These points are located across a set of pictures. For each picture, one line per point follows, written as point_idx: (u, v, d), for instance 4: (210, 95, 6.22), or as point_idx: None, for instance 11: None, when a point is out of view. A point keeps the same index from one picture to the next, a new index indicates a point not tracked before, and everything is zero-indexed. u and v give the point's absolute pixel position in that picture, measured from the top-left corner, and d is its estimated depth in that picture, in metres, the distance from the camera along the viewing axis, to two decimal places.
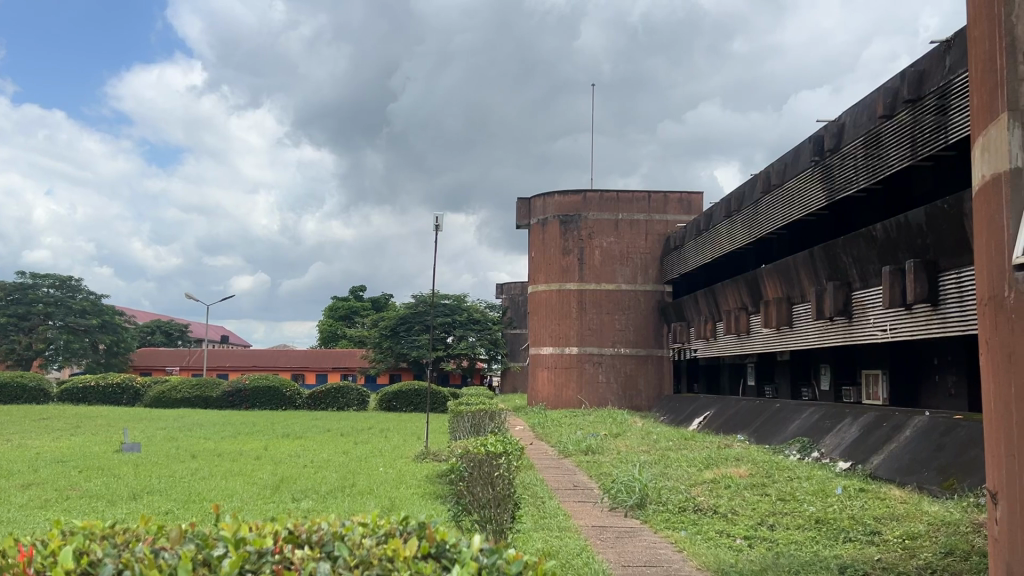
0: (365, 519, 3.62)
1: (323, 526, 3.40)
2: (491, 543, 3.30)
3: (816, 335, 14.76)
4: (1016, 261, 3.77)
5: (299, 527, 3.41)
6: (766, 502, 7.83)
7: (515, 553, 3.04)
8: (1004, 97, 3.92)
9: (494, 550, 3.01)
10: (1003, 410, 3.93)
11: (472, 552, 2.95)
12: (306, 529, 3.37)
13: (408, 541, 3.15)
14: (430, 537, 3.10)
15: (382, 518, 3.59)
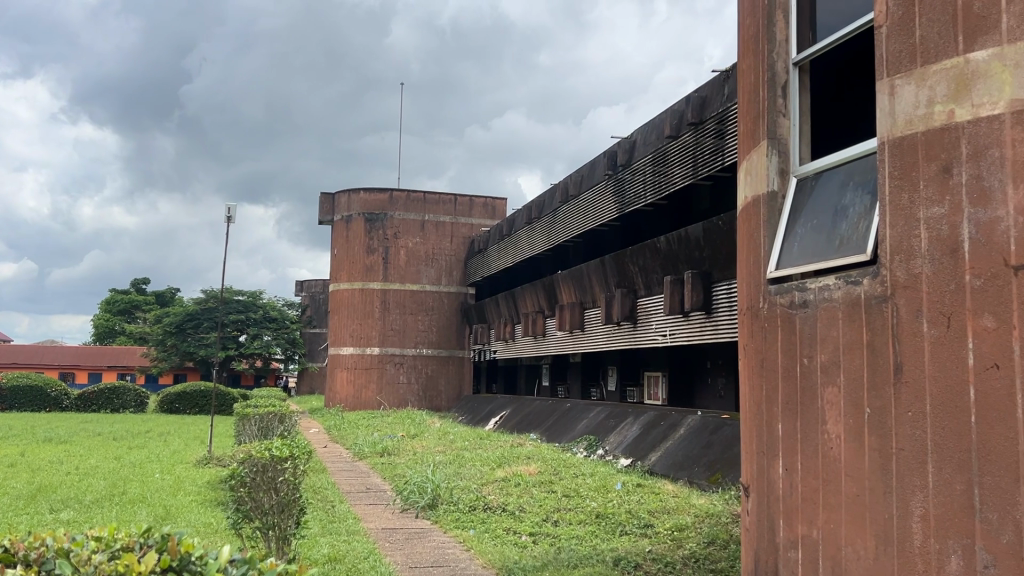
0: (97, 532, 3.35)
1: (47, 542, 3.11)
2: (241, 551, 3.19)
3: (605, 338, 15.56)
4: (770, 274, 4.17)
5: (17, 545, 3.10)
6: (552, 498, 8.13)
7: (267, 562, 2.97)
8: (764, 126, 4.31)
9: (244, 561, 2.91)
10: (755, 409, 4.34)
11: (220, 565, 2.84)
12: (26, 547, 3.07)
13: (146, 555, 2.95)
14: (172, 550, 2.94)
15: (119, 532, 3.33)
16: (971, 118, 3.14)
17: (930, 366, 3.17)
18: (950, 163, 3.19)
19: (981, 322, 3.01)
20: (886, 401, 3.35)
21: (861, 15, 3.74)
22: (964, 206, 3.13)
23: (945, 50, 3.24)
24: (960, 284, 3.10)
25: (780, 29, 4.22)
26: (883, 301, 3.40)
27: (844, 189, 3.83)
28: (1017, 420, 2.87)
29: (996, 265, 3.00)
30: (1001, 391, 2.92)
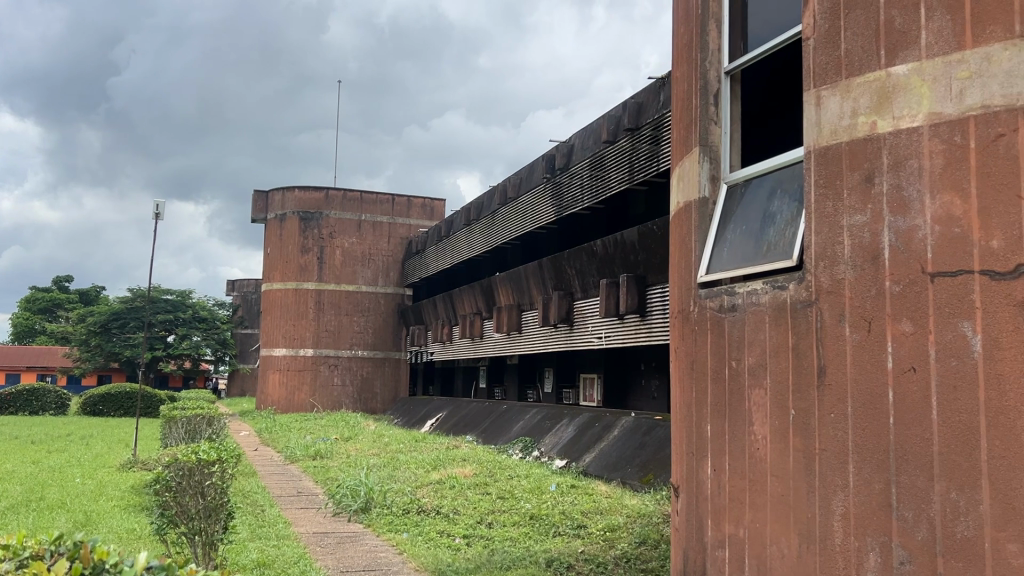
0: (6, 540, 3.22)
1: None
2: (158, 558, 3.11)
3: (541, 340, 15.65)
4: (700, 279, 4.25)
5: None
6: (487, 500, 8.13)
7: (185, 569, 2.91)
8: (696, 133, 4.39)
9: (161, 568, 2.84)
10: (685, 411, 4.41)
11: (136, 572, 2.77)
12: None
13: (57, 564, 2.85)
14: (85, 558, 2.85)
15: (25, 541, 3.19)
16: (892, 130, 3.26)
17: (852, 369, 3.28)
18: (872, 173, 3.31)
19: (899, 327, 3.14)
20: (810, 402, 3.45)
21: (790, 27, 3.85)
22: (884, 215, 3.25)
23: (868, 63, 3.35)
24: (881, 290, 3.22)
25: (713, 38, 4.31)
26: (807, 306, 3.50)
27: (772, 197, 3.93)
28: (930, 421, 3.01)
29: (914, 271, 3.13)
30: (917, 393, 3.06)
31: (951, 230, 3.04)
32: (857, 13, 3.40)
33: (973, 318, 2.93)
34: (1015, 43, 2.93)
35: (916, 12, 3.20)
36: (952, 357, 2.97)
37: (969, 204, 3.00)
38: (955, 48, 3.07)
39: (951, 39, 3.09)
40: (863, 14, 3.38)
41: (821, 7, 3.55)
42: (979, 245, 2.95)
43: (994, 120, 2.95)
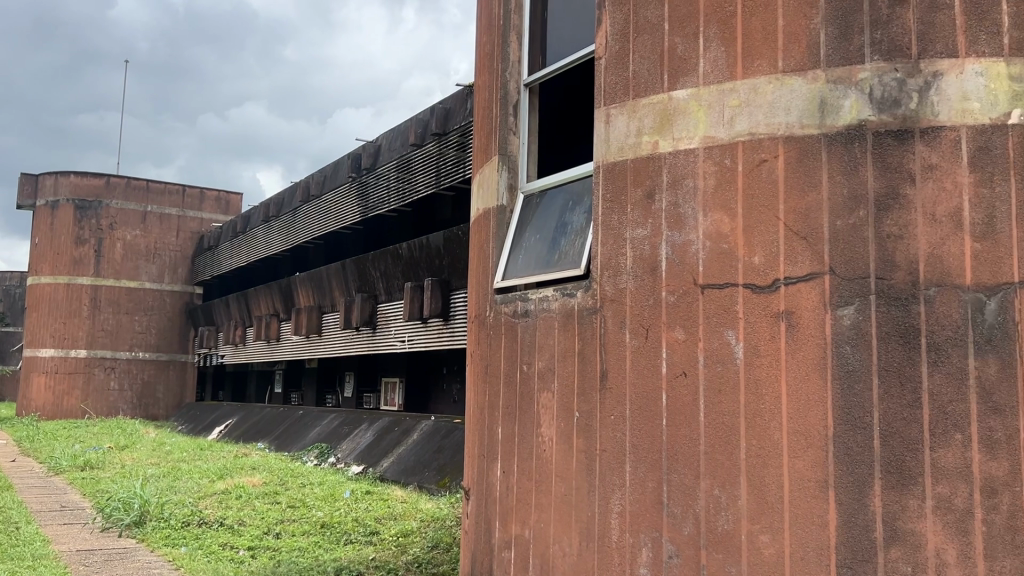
0: None
1: None
2: None
3: (342, 343, 15.33)
4: (497, 284, 4.32)
5: None
6: (275, 509, 7.81)
7: None
8: (495, 141, 4.45)
9: None
10: (478, 414, 4.46)
11: None
12: None
13: None
14: None
15: None
16: (671, 150, 3.48)
17: (631, 373, 3.47)
18: (653, 190, 3.51)
19: (673, 334, 3.36)
20: (592, 405, 3.59)
21: (585, 46, 4.02)
22: (662, 229, 3.46)
23: (653, 85, 3.56)
24: (658, 299, 3.43)
25: (513, 50, 4.40)
26: (594, 313, 3.65)
27: (565, 208, 4.07)
28: (697, 422, 3.25)
29: (687, 283, 3.36)
30: (687, 396, 3.29)
31: (719, 246, 3.29)
32: (644, 37, 3.60)
33: (736, 326, 3.20)
34: (778, 77, 3.24)
35: (696, 41, 3.44)
36: (718, 362, 3.23)
37: (736, 223, 3.27)
38: (728, 78, 3.35)
39: (724, 68, 3.36)
40: (649, 38, 3.59)
41: (612, 29, 3.73)
42: (743, 259, 3.23)
43: (758, 146, 3.25)
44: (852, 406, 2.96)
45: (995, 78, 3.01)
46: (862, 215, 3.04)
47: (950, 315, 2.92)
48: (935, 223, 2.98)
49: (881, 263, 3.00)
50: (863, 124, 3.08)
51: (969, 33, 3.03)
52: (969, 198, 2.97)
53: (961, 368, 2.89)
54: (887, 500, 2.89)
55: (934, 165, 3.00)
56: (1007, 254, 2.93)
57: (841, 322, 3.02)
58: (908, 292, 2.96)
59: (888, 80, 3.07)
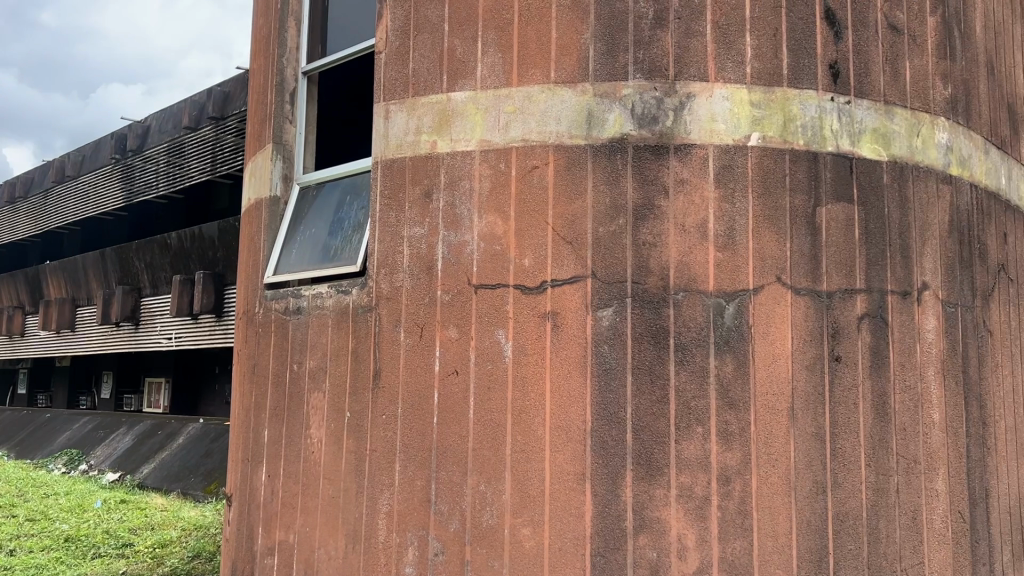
0: None
1: None
2: None
3: (99, 339, 14.07)
4: (267, 280, 4.14)
5: None
6: (10, 524, 6.99)
7: None
8: (269, 129, 4.25)
9: None
10: (243, 416, 4.24)
11: None
12: None
13: None
14: None
15: None
16: (449, 151, 3.49)
17: (403, 372, 3.44)
18: (430, 189, 3.51)
19: (447, 333, 3.38)
20: (363, 404, 3.53)
21: (366, 39, 3.96)
22: (439, 229, 3.46)
23: (432, 85, 3.56)
24: (432, 298, 3.43)
25: (291, 36, 4.24)
26: (368, 311, 3.58)
27: (342, 202, 3.97)
28: (467, 419, 3.29)
29: (461, 283, 3.39)
30: (458, 394, 3.32)
31: (493, 247, 3.35)
32: (424, 36, 3.60)
33: (506, 326, 3.28)
34: (550, 87, 3.35)
35: (474, 45, 3.49)
36: (488, 360, 3.29)
37: (508, 225, 3.34)
38: (504, 84, 3.42)
39: (501, 74, 3.43)
40: (429, 37, 3.58)
41: (392, 24, 3.68)
42: (514, 262, 3.31)
43: (530, 153, 3.34)
44: (608, 402, 3.13)
45: (738, 104, 3.31)
46: (622, 224, 3.22)
47: (695, 318, 3.19)
48: (685, 233, 3.23)
49: (638, 269, 3.20)
50: (625, 138, 3.27)
51: (718, 60, 3.33)
52: (714, 212, 3.25)
53: (703, 367, 3.16)
54: (637, 490, 3.08)
55: (686, 179, 3.25)
56: (744, 263, 3.25)
57: (600, 323, 3.18)
58: (660, 296, 3.19)
59: (649, 98, 3.28)
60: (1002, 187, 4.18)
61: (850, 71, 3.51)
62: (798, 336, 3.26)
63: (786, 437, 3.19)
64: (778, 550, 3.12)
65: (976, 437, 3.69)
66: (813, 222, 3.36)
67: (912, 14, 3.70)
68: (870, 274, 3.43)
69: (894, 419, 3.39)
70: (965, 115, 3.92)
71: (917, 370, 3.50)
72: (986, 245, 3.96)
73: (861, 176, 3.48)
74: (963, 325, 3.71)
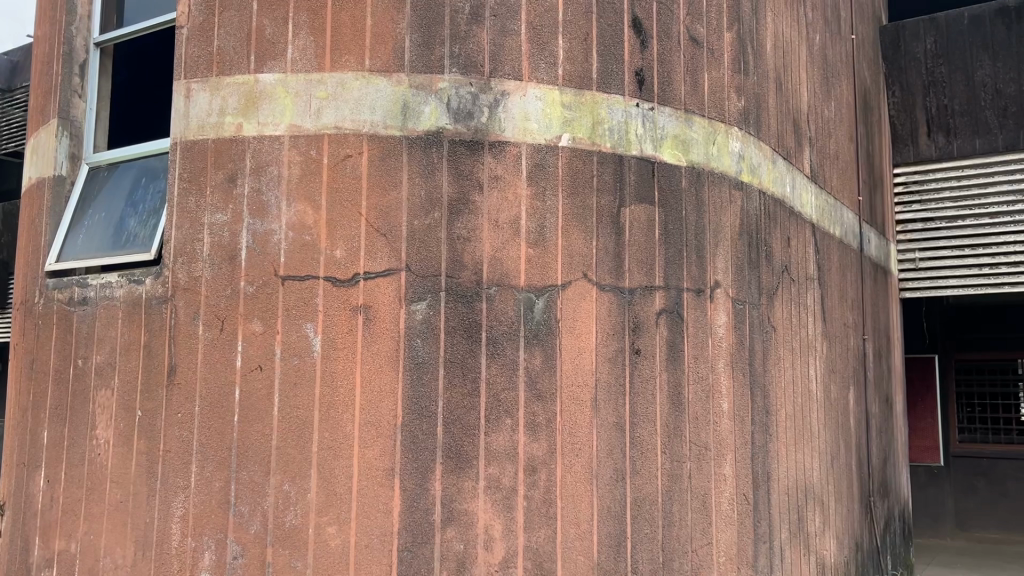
0: None
1: None
2: None
3: None
4: (49, 267, 3.78)
5: None
6: None
7: None
8: (54, 103, 3.90)
9: None
10: (19, 417, 3.86)
11: None
12: None
13: None
14: None
15: None
16: (255, 136, 3.31)
17: (202, 368, 3.24)
18: (234, 174, 3.31)
19: (250, 326, 3.20)
20: (157, 403, 3.30)
21: (166, 12, 3.72)
22: (243, 216, 3.29)
23: (238, 65, 3.38)
24: (235, 290, 3.24)
25: (82, 3, 3.93)
26: (163, 303, 3.34)
27: (137, 185, 3.70)
28: (271, 416, 3.15)
29: (266, 273, 3.22)
30: (261, 390, 3.17)
31: (302, 237, 3.22)
32: (230, 13, 3.41)
33: (315, 320, 3.15)
34: (364, 75, 3.27)
35: (285, 26, 3.35)
36: (294, 355, 3.15)
37: (319, 215, 3.22)
38: (316, 69, 3.30)
39: (313, 58, 3.31)
40: (236, 15, 3.40)
41: None
42: (325, 253, 3.20)
43: (343, 141, 3.24)
44: (419, 397, 3.11)
45: (550, 104, 3.39)
46: (436, 217, 3.21)
47: (506, 313, 3.23)
48: (498, 228, 3.26)
49: (451, 264, 3.20)
50: (440, 131, 3.26)
51: (532, 60, 3.39)
52: (526, 209, 3.31)
53: (513, 360, 3.21)
54: (445, 483, 3.08)
55: (499, 176, 3.28)
56: (553, 260, 3.33)
57: (413, 317, 3.14)
58: (473, 290, 3.20)
59: (464, 92, 3.29)
60: (787, 195, 4.56)
61: (654, 79, 3.69)
62: (602, 331, 3.39)
63: (590, 428, 3.31)
64: (580, 536, 3.24)
65: (760, 424, 4.01)
66: (618, 221, 3.50)
67: (711, 29, 3.96)
68: (668, 272, 3.64)
69: (688, 408, 3.61)
70: (756, 126, 4.24)
71: (708, 362, 3.74)
72: (771, 247, 4.30)
73: (662, 179, 3.67)
74: (749, 321, 4.02)
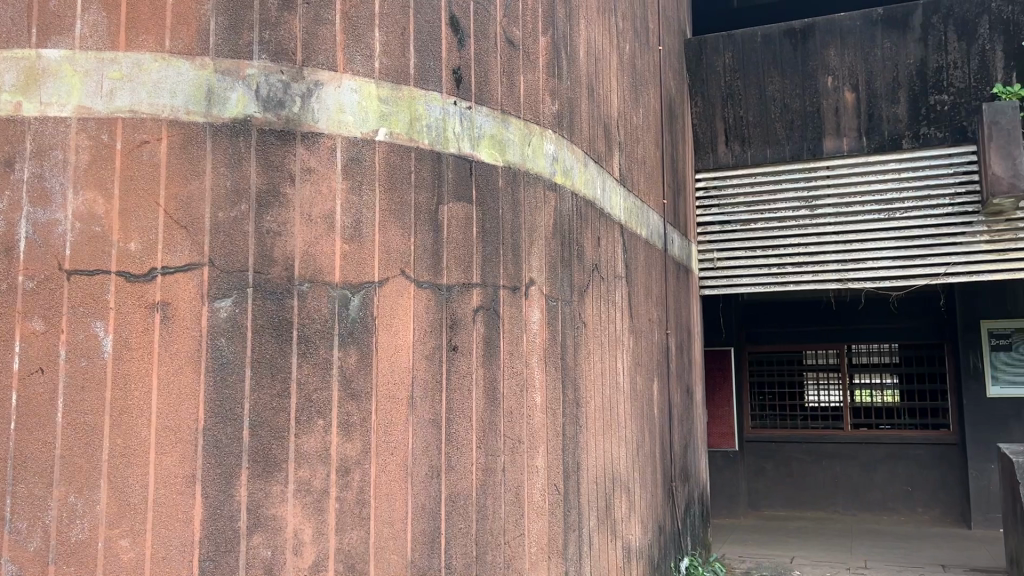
0: None
1: None
2: None
3: None
4: None
5: None
6: None
7: None
8: None
9: None
10: None
11: None
12: None
13: None
14: None
15: None
16: (37, 117, 3.00)
17: None
18: (12, 158, 2.99)
19: (30, 325, 2.90)
20: None
21: None
22: (22, 204, 2.98)
23: (16, 37, 3.05)
24: (12, 285, 2.93)
25: None
26: None
27: None
28: (54, 423, 2.86)
29: (49, 267, 2.94)
30: (44, 395, 2.87)
31: (92, 228, 2.96)
32: None
33: (106, 317, 2.91)
34: (164, 57, 3.06)
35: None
36: (81, 356, 2.89)
37: (111, 205, 2.98)
38: (109, 47, 3.04)
39: (105, 36, 3.05)
40: None
41: None
42: (118, 246, 2.96)
43: (140, 126, 3.01)
44: (224, 398, 2.96)
45: (366, 97, 3.33)
46: (244, 210, 3.07)
47: (319, 310, 3.14)
48: (311, 223, 3.16)
49: (260, 260, 3.06)
50: (248, 120, 3.11)
51: (347, 51, 3.31)
52: (340, 203, 3.22)
53: (325, 359, 3.13)
54: (252, 488, 2.95)
55: (312, 168, 3.18)
56: (369, 255, 3.27)
57: (217, 314, 2.99)
58: (283, 287, 3.09)
59: (274, 80, 3.16)
60: (597, 197, 4.74)
61: (471, 77, 3.72)
62: (419, 328, 3.38)
63: (405, 426, 3.28)
64: (394, 535, 3.21)
65: (570, 416, 4.15)
66: (436, 218, 3.50)
67: (526, 32, 4.05)
68: (484, 270, 3.68)
69: (502, 402, 3.68)
70: (569, 129, 4.38)
71: (523, 358, 3.83)
72: (583, 246, 4.46)
73: (479, 178, 3.71)
74: (562, 317, 4.16)
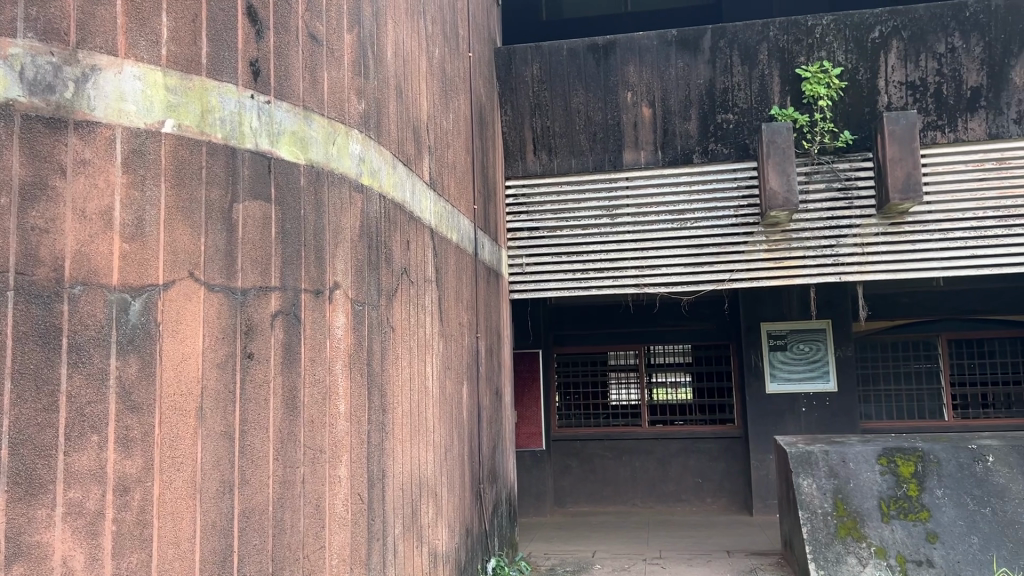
0: None
1: None
2: None
3: None
4: None
5: None
6: None
7: None
8: None
9: None
10: None
11: None
12: None
13: None
14: None
15: None
16: None
17: None
18: None
19: None
20: None
21: None
22: None
23: None
24: None
25: None
26: None
27: None
28: None
29: None
30: None
31: None
32: None
33: None
34: None
35: None
36: None
37: None
38: None
39: None
40: None
41: None
42: None
43: None
44: None
45: (150, 86, 3.10)
46: (3, 203, 2.72)
47: (94, 315, 2.87)
48: (85, 219, 2.88)
49: (23, 259, 2.74)
50: (10, 103, 2.76)
51: (129, 36, 3.06)
52: (120, 198, 2.96)
53: (101, 369, 2.86)
54: (11, 514, 2.63)
55: (87, 160, 2.90)
56: (153, 255, 3.03)
57: None
58: (51, 290, 2.78)
59: (42, 62, 2.83)
60: (406, 199, 4.69)
61: (270, 71, 3.56)
62: (209, 334, 3.18)
63: (193, 439, 3.08)
64: (180, 556, 2.99)
65: (376, 423, 4.07)
66: (229, 217, 3.31)
67: (331, 27, 3.94)
68: (284, 272, 3.53)
69: (303, 411, 3.54)
70: (375, 130, 4.30)
71: (326, 364, 3.71)
72: (390, 249, 4.40)
73: (278, 176, 3.56)
74: (368, 322, 4.08)
